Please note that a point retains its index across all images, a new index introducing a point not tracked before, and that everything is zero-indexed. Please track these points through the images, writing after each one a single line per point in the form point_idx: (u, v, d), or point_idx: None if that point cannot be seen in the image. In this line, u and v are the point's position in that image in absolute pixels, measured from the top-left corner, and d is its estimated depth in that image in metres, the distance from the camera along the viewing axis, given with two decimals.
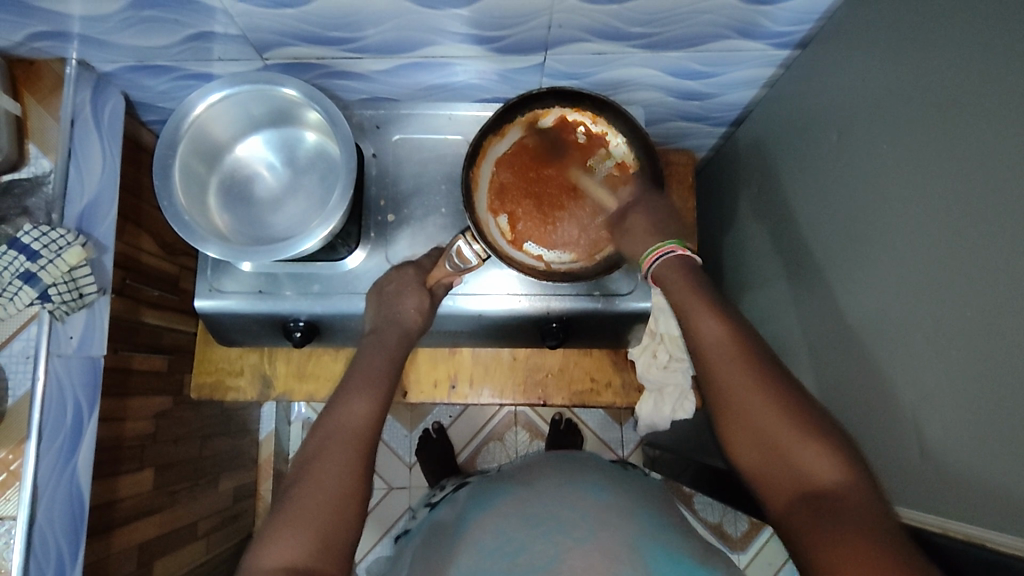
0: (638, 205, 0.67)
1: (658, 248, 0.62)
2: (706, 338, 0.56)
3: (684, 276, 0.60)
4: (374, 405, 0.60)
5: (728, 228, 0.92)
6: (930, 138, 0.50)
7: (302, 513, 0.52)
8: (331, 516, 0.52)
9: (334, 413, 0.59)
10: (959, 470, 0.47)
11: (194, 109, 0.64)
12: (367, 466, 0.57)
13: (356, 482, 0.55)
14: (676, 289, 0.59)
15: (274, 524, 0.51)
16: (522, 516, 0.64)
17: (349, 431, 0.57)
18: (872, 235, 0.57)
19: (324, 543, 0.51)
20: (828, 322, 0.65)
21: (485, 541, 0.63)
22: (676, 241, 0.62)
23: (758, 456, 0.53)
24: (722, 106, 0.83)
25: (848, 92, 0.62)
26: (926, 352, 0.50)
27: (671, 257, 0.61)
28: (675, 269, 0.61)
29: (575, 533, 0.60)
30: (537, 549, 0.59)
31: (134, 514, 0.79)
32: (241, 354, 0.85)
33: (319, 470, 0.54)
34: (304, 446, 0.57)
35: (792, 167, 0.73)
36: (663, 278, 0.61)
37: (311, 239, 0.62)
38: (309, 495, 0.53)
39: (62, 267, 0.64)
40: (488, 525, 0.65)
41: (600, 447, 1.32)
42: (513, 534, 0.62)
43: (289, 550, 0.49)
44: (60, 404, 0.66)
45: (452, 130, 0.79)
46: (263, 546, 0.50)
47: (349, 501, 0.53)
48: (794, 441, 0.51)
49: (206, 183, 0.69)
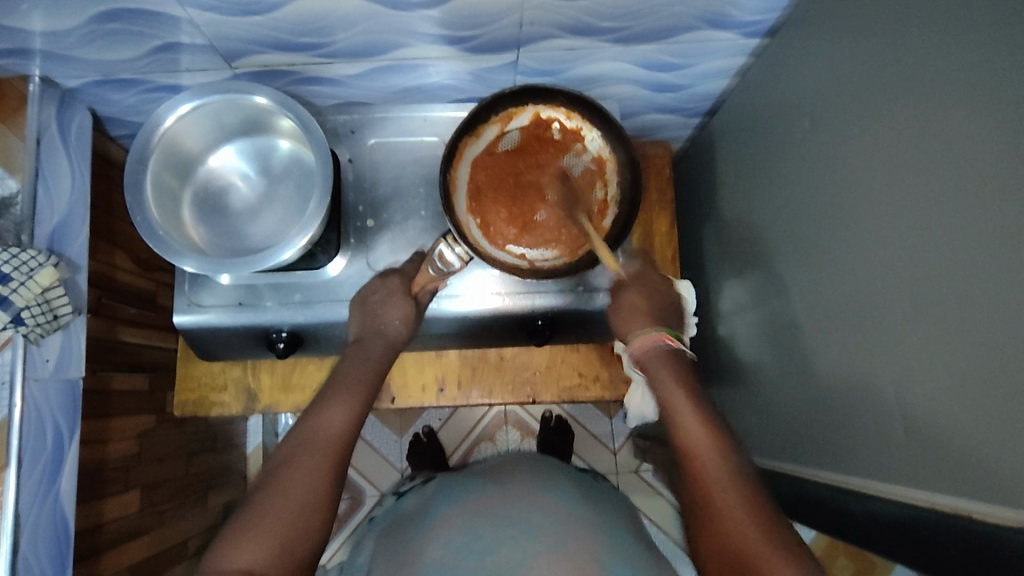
0: (635, 286, 0.71)
1: (655, 333, 0.66)
2: (693, 436, 0.58)
3: (673, 369, 0.64)
4: (352, 414, 0.59)
5: (707, 218, 0.93)
6: (900, 119, 0.51)
7: (265, 517, 0.51)
8: (296, 525, 0.51)
9: (309, 420, 0.58)
10: (945, 443, 0.47)
11: (164, 121, 0.63)
12: (339, 473, 0.56)
13: (325, 491, 0.54)
14: (659, 375, 0.64)
15: (236, 527, 0.51)
16: (494, 518, 0.64)
17: (325, 439, 0.57)
18: (848, 217, 0.58)
19: (284, 552, 0.50)
20: (807, 307, 0.66)
21: (452, 538, 0.63)
22: (667, 330, 0.66)
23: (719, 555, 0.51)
24: (695, 97, 0.84)
25: (818, 78, 0.63)
26: (907, 330, 0.50)
27: (660, 344, 0.65)
28: (660, 357, 0.65)
29: (545, 540, 0.60)
30: (505, 551, 0.60)
31: (122, 537, 0.77)
32: (224, 368, 0.84)
33: (288, 477, 0.54)
34: (275, 452, 0.57)
35: (766, 153, 0.73)
36: (650, 367, 0.65)
37: (290, 247, 0.61)
38: (275, 502, 0.52)
39: (35, 290, 0.63)
40: (455, 521, 0.66)
41: (591, 440, 1.32)
42: (481, 533, 0.63)
43: (248, 554, 0.49)
44: (39, 427, 0.64)
45: (427, 131, 0.78)
46: (223, 547, 0.50)
47: (317, 510, 0.53)
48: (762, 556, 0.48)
49: (180, 197, 0.68)
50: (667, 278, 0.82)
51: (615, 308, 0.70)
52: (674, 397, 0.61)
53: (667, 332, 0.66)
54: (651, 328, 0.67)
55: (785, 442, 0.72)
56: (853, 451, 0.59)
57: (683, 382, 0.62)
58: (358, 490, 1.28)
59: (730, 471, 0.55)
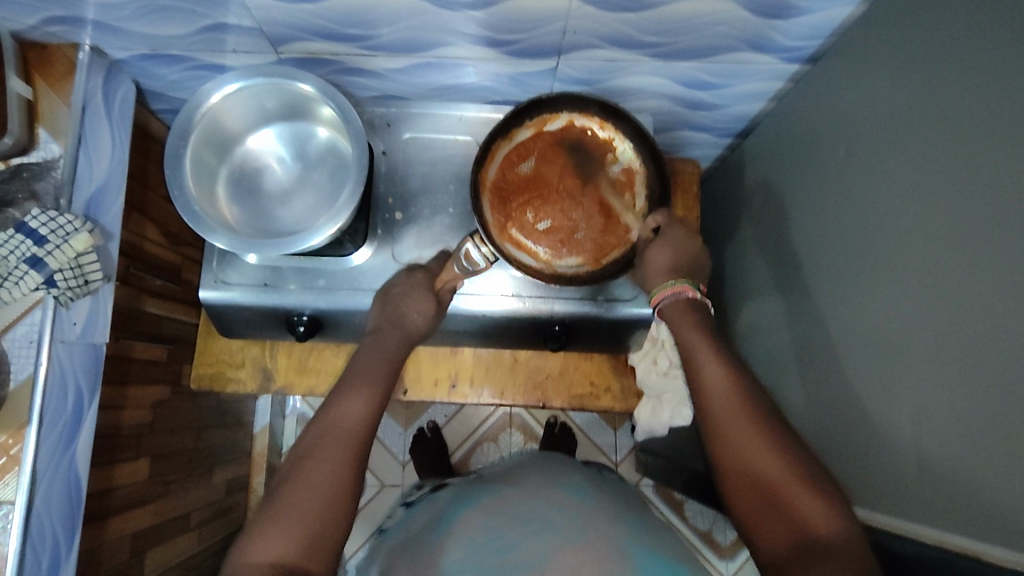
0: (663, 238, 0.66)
1: (670, 284, 0.64)
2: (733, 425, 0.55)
3: (694, 322, 0.62)
4: (371, 404, 0.60)
5: (729, 239, 0.92)
6: (935, 154, 0.51)
7: (291, 510, 0.52)
8: (320, 517, 0.53)
9: (329, 410, 0.59)
10: (963, 482, 0.47)
11: (208, 99, 0.64)
12: (360, 464, 0.57)
13: (345, 482, 0.55)
14: (678, 327, 0.62)
15: (260, 519, 0.52)
16: (512, 517, 0.65)
17: (343, 431, 0.58)
18: (875, 248, 0.58)
19: (313, 544, 0.51)
20: (826, 337, 0.65)
21: (472, 536, 0.64)
22: (688, 281, 0.64)
23: (753, 504, 0.53)
24: (729, 117, 0.84)
25: (855, 110, 0.63)
26: (928, 368, 0.50)
27: (680, 297, 0.63)
28: (681, 312, 0.62)
29: (567, 532, 0.61)
30: (526, 547, 0.59)
31: (130, 502, 0.79)
32: (242, 346, 0.85)
33: (314, 468, 0.55)
34: (297, 444, 0.58)
35: (797, 180, 0.73)
36: (670, 320, 0.63)
37: (318, 234, 0.62)
38: (302, 495, 0.53)
39: (68, 253, 0.64)
40: (473, 520, 0.67)
41: (594, 451, 1.32)
42: (502, 531, 0.63)
43: (279, 547, 0.50)
44: (62, 388, 0.65)
45: (462, 130, 0.79)
46: (252, 539, 0.51)
47: (340, 503, 0.54)
48: (736, 427, 0.55)
49: (215, 173, 0.69)
50: None
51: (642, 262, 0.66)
52: (682, 328, 0.62)
53: (685, 283, 0.64)
54: (668, 279, 0.64)
55: None
56: (862, 482, 0.59)
57: (699, 328, 0.61)
58: None
59: (726, 384, 0.57)
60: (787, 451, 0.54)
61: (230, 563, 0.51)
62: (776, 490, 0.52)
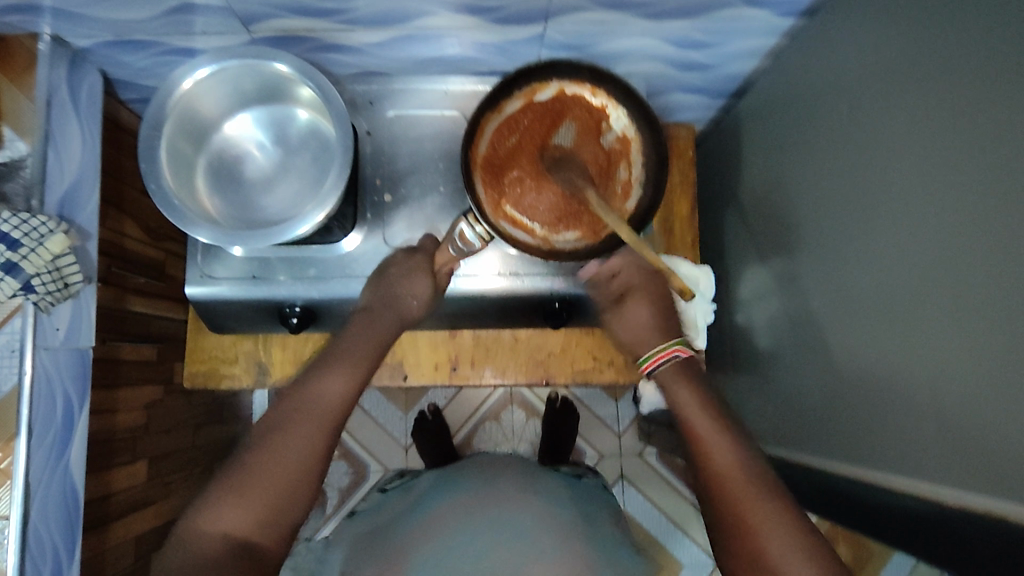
0: (635, 291, 0.70)
1: (660, 351, 0.66)
2: (735, 494, 0.55)
3: (687, 382, 0.64)
4: (351, 383, 0.59)
5: (727, 203, 0.90)
6: (942, 106, 0.49)
7: (252, 479, 0.52)
8: (283, 493, 0.52)
9: (309, 385, 0.58)
10: (975, 443, 0.46)
11: (181, 85, 0.61)
12: (333, 443, 0.56)
13: (316, 460, 0.54)
14: (669, 382, 0.65)
15: (223, 484, 0.52)
16: (490, 520, 0.66)
17: (322, 408, 0.56)
18: (880, 207, 0.56)
19: (271, 520, 0.52)
20: (830, 299, 0.64)
21: (446, 538, 0.65)
22: (681, 341, 0.67)
23: (726, 529, 0.55)
24: (723, 77, 0.81)
25: (856, 63, 0.60)
26: (939, 330, 0.49)
27: (672, 358, 0.66)
28: (673, 372, 0.65)
29: (542, 546, 0.63)
30: (498, 556, 0.61)
31: (129, 506, 0.78)
32: (235, 341, 0.83)
33: (280, 443, 0.54)
34: (266, 415, 0.57)
35: (796, 140, 0.71)
36: (664, 380, 0.66)
37: (305, 222, 0.60)
38: (264, 471, 0.52)
39: (45, 256, 0.61)
40: (446, 520, 0.68)
41: (595, 423, 1.32)
42: (474, 535, 0.64)
43: (233, 519, 0.50)
44: (49, 397, 0.63)
45: (448, 105, 0.76)
46: (211, 505, 0.51)
47: (307, 481, 0.54)
48: (717, 459, 0.58)
49: (193, 164, 0.66)
50: (686, 263, 0.83)
51: (617, 315, 0.70)
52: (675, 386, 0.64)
53: (678, 342, 0.67)
54: (659, 343, 0.67)
55: (798, 434, 0.71)
56: (868, 446, 0.58)
57: (693, 386, 0.63)
58: (363, 465, 1.28)
59: (708, 424, 0.60)
60: (774, 503, 0.54)
61: (186, 523, 0.51)
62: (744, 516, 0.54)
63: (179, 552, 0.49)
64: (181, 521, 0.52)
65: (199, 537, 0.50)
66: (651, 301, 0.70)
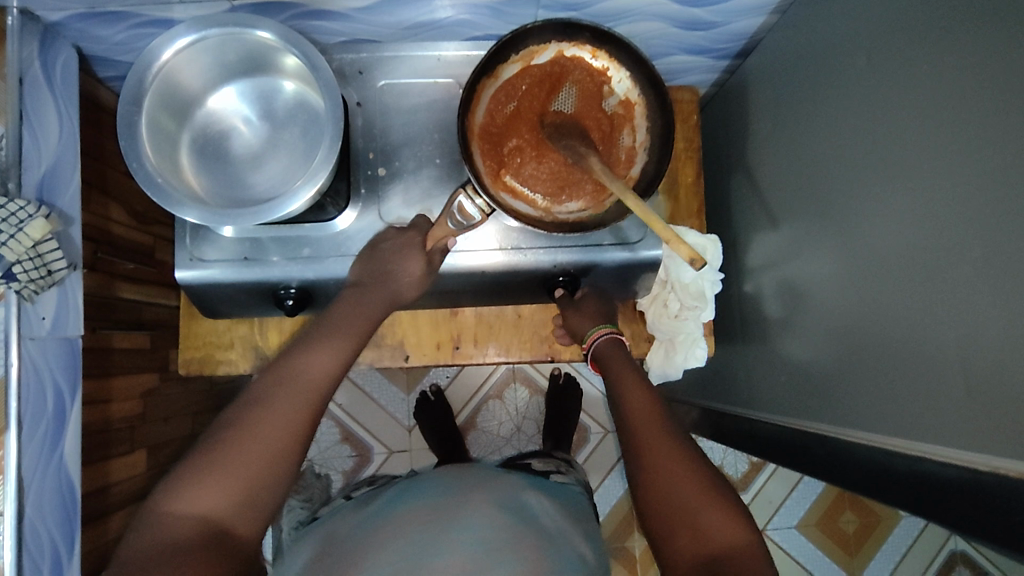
0: (590, 297, 0.77)
1: (602, 328, 0.73)
2: (652, 448, 0.57)
3: (621, 351, 0.71)
4: (338, 359, 0.57)
5: (735, 168, 0.87)
6: (967, 55, 0.46)
7: (229, 458, 0.50)
8: (262, 471, 0.50)
9: (295, 361, 0.56)
10: (1005, 407, 0.44)
11: (159, 57, 0.58)
12: (315, 421, 0.54)
13: (298, 438, 0.52)
14: (610, 359, 0.70)
15: (199, 462, 0.50)
16: (448, 525, 0.63)
17: (306, 384, 0.55)
18: (898, 166, 0.53)
19: (247, 501, 0.49)
20: (845, 263, 0.62)
21: (400, 543, 0.61)
22: (612, 326, 0.74)
23: (652, 493, 0.55)
24: (728, 36, 0.77)
25: (872, 13, 0.56)
26: (965, 292, 0.46)
27: (609, 337, 0.72)
28: (610, 348, 0.71)
29: (498, 557, 0.58)
30: (454, 558, 0.58)
31: (127, 498, 0.76)
32: (230, 326, 0.80)
33: (258, 418, 0.52)
34: (248, 388, 0.55)
35: (806, 99, 0.68)
36: (601, 354, 0.71)
37: (296, 199, 0.57)
38: (240, 448, 0.50)
39: (25, 242, 0.58)
40: (404, 526, 0.64)
41: (597, 401, 1.30)
42: (432, 540, 0.61)
43: (207, 498, 0.48)
44: (39, 389, 0.61)
45: (442, 72, 0.73)
46: (184, 483, 0.49)
47: (287, 459, 0.52)
48: (646, 419, 0.60)
49: (177, 140, 0.63)
50: (692, 232, 0.82)
51: (572, 307, 0.76)
52: (606, 346, 0.72)
53: (610, 326, 0.74)
54: (595, 325, 0.74)
55: (811, 401, 0.69)
56: (889, 412, 0.56)
57: (626, 358, 0.69)
58: (366, 446, 1.27)
59: (642, 388, 0.64)
60: (700, 474, 0.55)
61: (158, 502, 0.49)
62: (675, 484, 0.54)
63: (147, 532, 0.47)
64: (150, 500, 0.49)
65: (168, 517, 0.48)
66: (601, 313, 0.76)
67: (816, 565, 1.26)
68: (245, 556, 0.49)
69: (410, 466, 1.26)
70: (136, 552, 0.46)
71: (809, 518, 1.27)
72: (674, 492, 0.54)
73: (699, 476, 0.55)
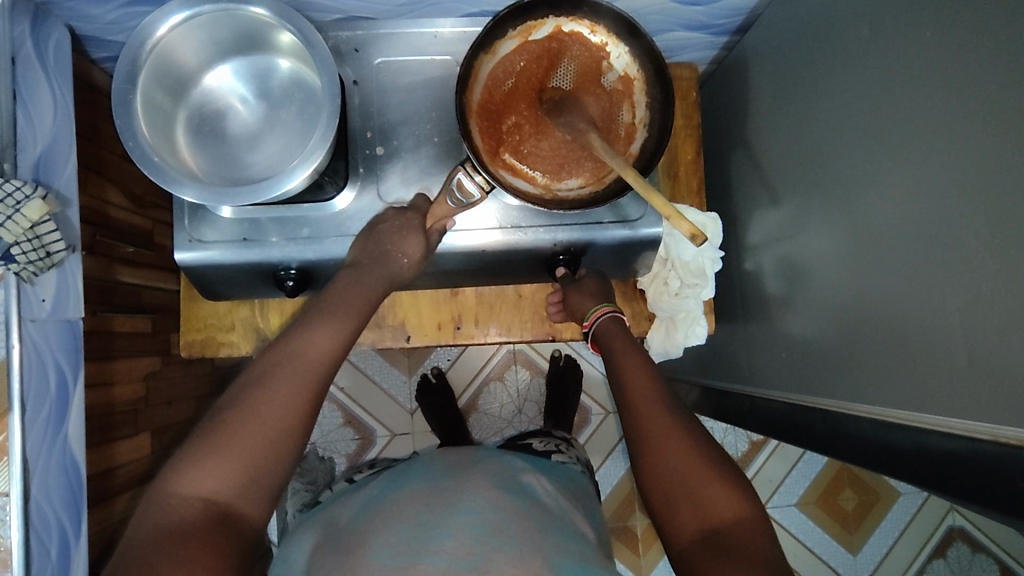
0: (591, 275, 0.77)
1: (605, 306, 0.72)
2: (653, 425, 0.57)
3: (620, 327, 0.70)
4: (337, 339, 0.57)
5: (734, 145, 0.87)
6: (968, 23, 0.45)
7: (231, 440, 0.50)
8: (263, 451, 0.50)
9: (293, 341, 0.56)
10: (1007, 376, 0.44)
11: (153, 33, 0.57)
12: (316, 401, 0.54)
13: (298, 418, 0.52)
14: (608, 338, 0.69)
15: (201, 445, 0.50)
16: (448, 508, 0.63)
17: (306, 364, 0.55)
18: (899, 139, 0.53)
19: (250, 482, 0.49)
20: (846, 237, 0.61)
21: (406, 525, 0.61)
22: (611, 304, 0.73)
23: (652, 471, 0.55)
24: (727, 10, 0.76)
25: None
26: (968, 263, 0.46)
27: (607, 316, 0.72)
28: (609, 326, 0.71)
29: (499, 539, 0.58)
30: (460, 543, 0.57)
31: (132, 480, 0.77)
32: (231, 307, 0.80)
33: (259, 400, 0.52)
34: (248, 369, 0.55)
35: (807, 73, 0.67)
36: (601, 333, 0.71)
37: (293, 178, 0.57)
38: (243, 429, 0.50)
39: (23, 224, 0.58)
40: (409, 508, 0.64)
41: (597, 382, 1.30)
42: (437, 522, 0.61)
43: (209, 480, 0.48)
44: (42, 371, 0.61)
45: (439, 49, 0.72)
46: (186, 465, 0.49)
47: (288, 438, 0.52)
48: (645, 398, 0.60)
49: (173, 118, 0.62)
50: (693, 210, 0.82)
51: (574, 285, 0.75)
52: (606, 324, 0.71)
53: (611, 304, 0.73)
54: (595, 304, 0.73)
55: (812, 377, 0.69)
56: (891, 385, 0.56)
57: (626, 336, 0.69)
58: (369, 429, 1.27)
59: (642, 366, 0.64)
60: (700, 450, 0.55)
61: (160, 484, 0.49)
62: (675, 460, 0.54)
63: (151, 512, 0.47)
64: (154, 481, 0.50)
65: (171, 497, 0.48)
66: (602, 291, 0.75)
67: (816, 542, 1.27)
68: (252, 535, 0.50)
69: (413, 448, 1.27)
70: (141, 534, 0.46)
71: (808, 496, 1.28)
72: (674, 470, 0.54)
73: (698, 453, 0.55)
